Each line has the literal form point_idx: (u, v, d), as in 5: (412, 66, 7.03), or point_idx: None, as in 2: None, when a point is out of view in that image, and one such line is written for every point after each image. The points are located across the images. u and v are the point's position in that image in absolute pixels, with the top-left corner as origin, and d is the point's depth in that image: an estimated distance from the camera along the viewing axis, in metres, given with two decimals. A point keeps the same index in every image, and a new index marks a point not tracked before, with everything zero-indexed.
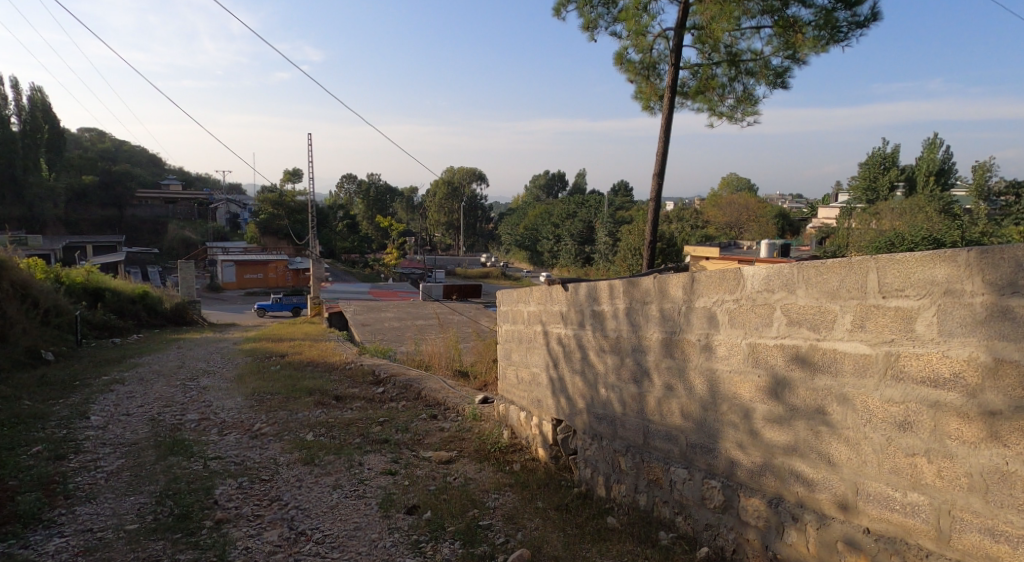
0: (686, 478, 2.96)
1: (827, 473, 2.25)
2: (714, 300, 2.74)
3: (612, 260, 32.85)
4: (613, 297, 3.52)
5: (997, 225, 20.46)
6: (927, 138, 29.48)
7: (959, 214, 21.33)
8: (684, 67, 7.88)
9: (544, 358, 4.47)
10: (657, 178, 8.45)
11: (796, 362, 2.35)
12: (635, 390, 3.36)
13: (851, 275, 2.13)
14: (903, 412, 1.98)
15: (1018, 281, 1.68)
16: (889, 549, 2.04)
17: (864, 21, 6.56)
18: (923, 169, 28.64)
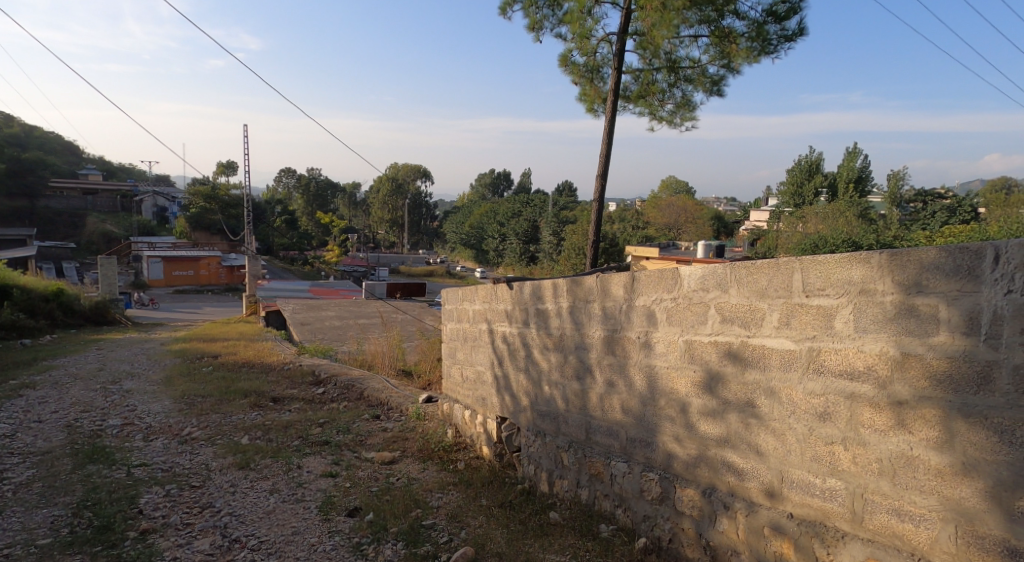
0: (626, 471, 3.06)
1: (755, 463, 2.39)
2: (653, 299, 2.85)
3: (556, 259, 33.30)
4: (556, 296, 3.59)
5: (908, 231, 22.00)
6: (850, 148, 31.38)
7: (875, 219, 22.84)
8: (627, 71, 8.10)
9: (489, 356, 4.50)
10: (600, 179, 8.64)
11: (728, 358, 2.48)
12: (578, 387, 3.44)
13: (778, 275, 2.27)
14: (823, 403, 2.13)
15: (922, 281, 1.82)
16: (809, 531, 2.18)
17: (792, 35, 6.96)
18: (844, 176, 30.45)
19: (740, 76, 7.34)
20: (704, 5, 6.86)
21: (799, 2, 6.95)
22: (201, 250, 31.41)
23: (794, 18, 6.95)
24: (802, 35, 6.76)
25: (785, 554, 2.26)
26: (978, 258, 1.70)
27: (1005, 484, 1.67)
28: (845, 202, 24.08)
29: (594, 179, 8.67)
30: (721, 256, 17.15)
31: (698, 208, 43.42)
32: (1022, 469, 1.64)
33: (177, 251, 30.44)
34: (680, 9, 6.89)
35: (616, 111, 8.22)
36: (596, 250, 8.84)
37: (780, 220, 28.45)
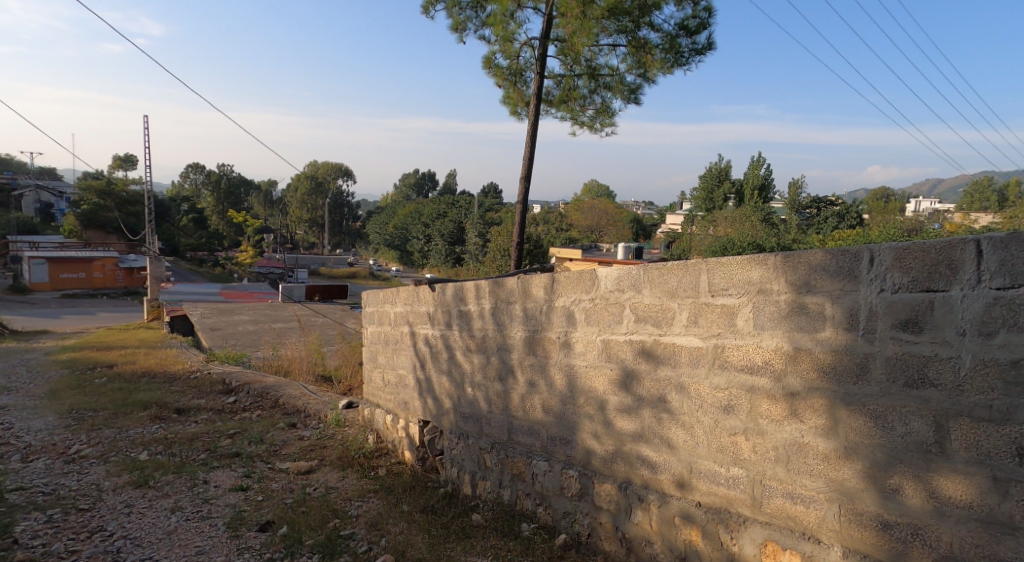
0: (546, 470, 3.12)
1: (667, 456, 2.50)
2: (572, 299, 2.92)
3: (481, 261, 33.36)
4: (479, 297, 3.60)
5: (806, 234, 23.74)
6: (755, 157, 33.59)
7: (777, 223, 24.49)
8: (549, 76, 8.25)
9: (411, 359, 4.44)
10: (524, 182, 8.74)
11: (642, 356, 2.58)
12: (500, 388, 3.47)
13: (687, 276, 2.39)
14: (727, 397, 2.25)
15: (811, 281, 1.97)
16: (715, 518, 2.30)
17: (702, 49, 7.34)
18: (750, 183, 32.44)
19: (655, 85, 7.65)
20: (621, 15, 7.10)
21: (708, 18, 7.33)
22: (95, 251, 28.94)
23: (703, 33, 7.33)
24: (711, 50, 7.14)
25: (694, 541, 2.38)
26: (856, 259, 1.85)
27: (880, 465, 1.82)
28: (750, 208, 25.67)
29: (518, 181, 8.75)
30: (639, 258, 17.80)
31: (618, 212, 44.86)
32: (893, 451, 1.78)
33: (66, 252, 27.88)
34: (599, 19, 7.10)
35: (539, 115, 8.35)
36: (521, 251, 8.92)
37: (693, 223, 29.90)
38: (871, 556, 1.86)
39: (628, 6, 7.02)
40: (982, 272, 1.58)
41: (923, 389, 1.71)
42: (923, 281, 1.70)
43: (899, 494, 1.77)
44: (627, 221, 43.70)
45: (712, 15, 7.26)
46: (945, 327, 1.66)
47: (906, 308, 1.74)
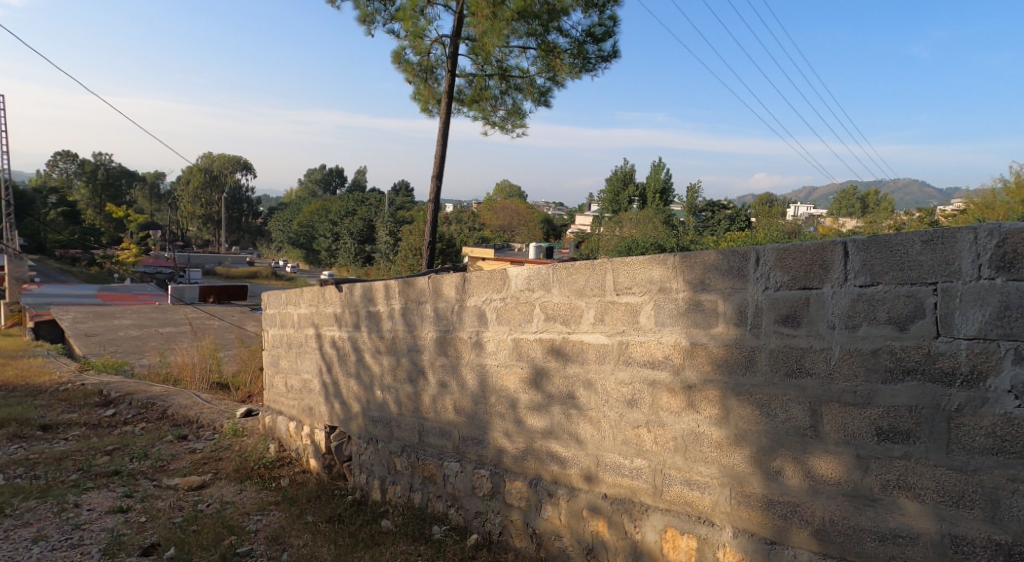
0: (458, 471, 3.10)
1: (575, 450, 2.56)
2: (483, 299, 2.93)
3: (392, 261, 32.75)
4: (388, 297, 3.52)
5: (703, 235, 25.25)
6: (656, 162, 35.37)
7: (677, 225, 25.89)
8: (460, 75, 8.22)
9: (316, 363, 4.27)
10: (435, 181, 8.65)
11: (551, 354, 2.63)
12: (410, 390, 3.40)
13: (594, 275, 2.46)
14: (631, 391, 2.34)
15: (705, 280, 2.09)
16: (620, 509, 2.38)
17: (608, 56, 7.60)
18: (652, 186, 34.00)
19: (564, 89, 7.82)
20: (530, 18, 7.20)
21: (612, 26, 7.59)
22: None
23: (609, 41, 7.59)
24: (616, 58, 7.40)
25: (600, 532, 2.45)
26: (744, 259, 1.99)
27: (765, 449, 1.96)
28: (653, 210, 26.95)
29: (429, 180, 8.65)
30: (550, 258, 18.19)
31: (529, 212, 45.60)
32: (776, 436, 1.92)
33: None
34: (509, 21, 7.15)
35: (450, 114, 8.30)
36: (432, 251, 8.81)
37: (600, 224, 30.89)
38: (757, 534, 1.99)
39: (537, 10, 7.13)
40: (848, 271, 1.74)
41: (801, 378, 1.85)
42: (801, 279, 1.85)
43: (781, 475, 1.91)
44: (537, 221, 44.52)
45: (616, 24, 7.52)
46: (818, 321, 1.81)
47: (787, 304, 1.88)
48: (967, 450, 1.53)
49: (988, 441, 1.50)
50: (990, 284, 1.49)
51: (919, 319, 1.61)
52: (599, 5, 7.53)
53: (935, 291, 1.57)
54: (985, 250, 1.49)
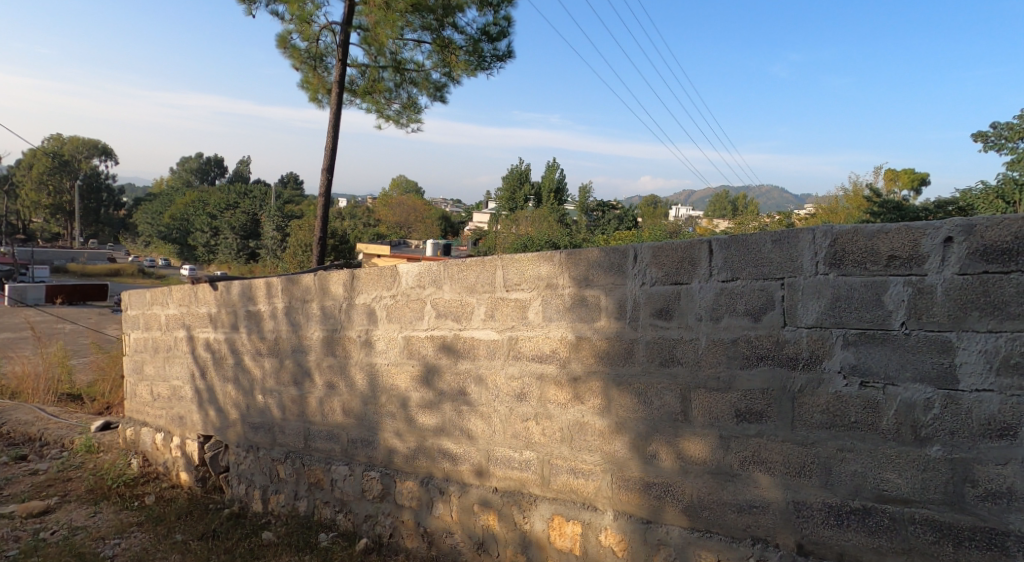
0: (346, 475, 3.01)
1: (466, 447, 2.58)
2: (373, 296, 2.87)
3: (279, 257, 31.04)
4: (270, 296, 3.34)
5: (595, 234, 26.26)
6: (551, 164, 36.42)
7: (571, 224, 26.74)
8: (351, 65, 7.92)
9: (187, 368, 3.94)
10: (326, 174, 8.29)
11: (443, 351, 2.62)
12: (295, 393, 3.25)
13: (484, 272, 2.49)
14: (520, 385, 2.39)
15: (589, 276, 2.19)
16: (510, 501, 2.43)
17: (502, 55, 7.65)
18: (547, 186, 34.85)
19: (459, 86, 7.78)
20: (425, 12, 7.10)
21: (506, 27, 7.67)
22: None
23: (503, 40, 7.64)
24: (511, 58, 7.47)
25: (491, 526, 2.48)
26: (623, 256, 2.10)
27: (642, 435, 2.08)
28: (550, 209, 27.62)
29: (319, 173, 8.28)
30: (447, 254, 18.05)
31: (426, 209, 45.11)
32: (652, 422, 2.05)
33: None
34: (403, 12, 7.01)
35: (342, 105, 7.98)
36: (324, 247, 8.44)
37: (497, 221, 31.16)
38: (634, 515, 2.12)
39: (431, 4, 7.04)
40: (713, 267, 1.89)
41: (673, 366, 1.99)
42: (672, 275, 1.99)
43: (656, 458, 2.04)
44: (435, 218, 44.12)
45: (510, 24, 7.60)
46: (687, 314, 1.96)
47: (661, 298, 2.01)
48: (807, 426, 1.73)
49: (823, 416, 1.70)
50: (825, 279, 1.68)
51: (770, 311, 1.79)
52: (494, 5, 7.58)
53: (782, 285, 1.76)
54: (821, 249, 1.69)
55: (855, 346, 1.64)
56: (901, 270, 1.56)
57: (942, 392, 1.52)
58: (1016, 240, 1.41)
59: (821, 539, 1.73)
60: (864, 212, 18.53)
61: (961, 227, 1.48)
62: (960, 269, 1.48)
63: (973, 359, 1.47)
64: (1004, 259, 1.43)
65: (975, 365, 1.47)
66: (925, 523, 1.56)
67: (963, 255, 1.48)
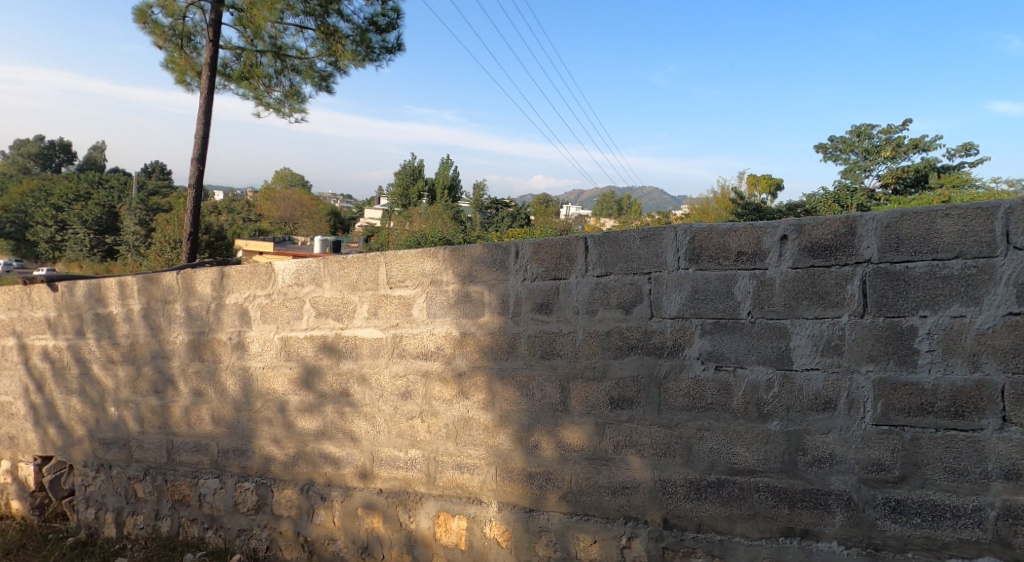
0: (216, 488, 2.80)
1: (349, 449, 2.50)
2: (246, 296, 2.69)
3: (141, 255, 28.17)
4: (124, 297, 3.02)
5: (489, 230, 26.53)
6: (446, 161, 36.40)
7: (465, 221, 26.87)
8: (224, 47, 7.34)
9: (20, 382, 3.46)
10: (196, 163, 7.62)
11: (323, 351, 2.52)
12: (155, 403, 2.96)
13: (367, 269, 2.42)
14: (405, 383, 2.35)
15: (472, 273, 2.20)
16: (396, 501, 2.39)
17: (392, 48, 7.37)
18: (442, 182, 34.70)
19: (347, 77, 7.38)
20: None
21: (396, 19, 7.38)
22: None
23: (393, 33, 7.33)
24: (401, 52, 7.17)
25: (375, 528, 2.43)
26: (506, 252, 2.14)
27: (524, 427, 2.13)
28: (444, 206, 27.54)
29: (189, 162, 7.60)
30: (337, 251, 17.43)
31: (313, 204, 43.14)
32: (533, 414, 2.11)
33: None
34: None
35: (214, 90, 7.35)
36: (195, 244, 7.77)
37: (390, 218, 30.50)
38: (517, 505, 2.17)
39: None
40: (588, 263, 1.99)
41: (553, 358, 2.06)
42: (552, 271, 2.06)
43: (538, 448, 2.11)
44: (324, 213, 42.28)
45: (400, 17, 7.33)
46: (565, 308, 2.04)
47: (541, 293, 2.08)
48: (671, 409, 1.87)
49: (685, 399, 1.85)
50: (686, 273, 1.82)
51: (638, 303, 1.91)
52: None
53: (649, 279, 1.88)
54: (682, 245, 1.83)
55: (711, 334, 1.80)
56: (747, 264, 1.74)
57: (780, 372, 1.71)
58: (836, 238, 1.62)
59: (683, 512, 1.87)
60: (729, 213, 20.24)
61: (794, 226, 1.67)
62: (793, 263, 1.67)
63: (804, 342, 1.67)
64: (827, 255, 1.63)
65: (805, 348, 1.67)
66: (767, 489, 1.75)
67: (795, 251, 1.67)
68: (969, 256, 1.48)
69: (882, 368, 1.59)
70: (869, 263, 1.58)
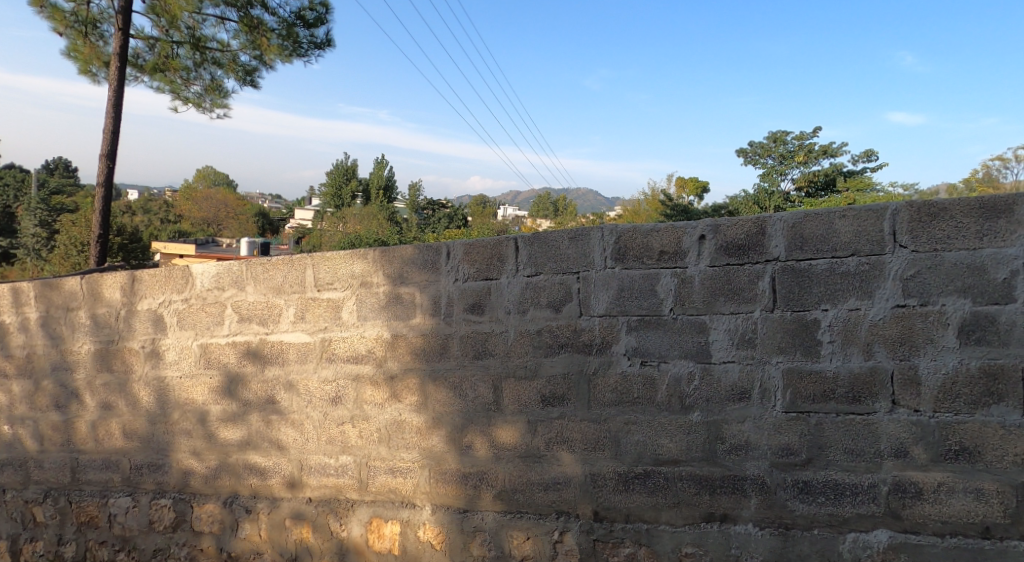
0: (129, 507, 2.63)
1: (275, 458, 2.41)
2: (160, 301, 2.54)
3: (41, 258, 25.94)
4: (19, 306, 2.77)
5: (425, 231, 26.26)
6: (380, 162, 35.81)
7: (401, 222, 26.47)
8: (136, 36, 6.89)
9: None
10: (105, 160, 7.10)
11: (247, 357, 2.42)
12: (58, 419, 2.74)
13: (292, 271, 2.34)
14: (334, 388, 2.29)
15: (404, 274, 2.18)
16: (326, 510, 2.33)
17: (322, 44, 7.10)
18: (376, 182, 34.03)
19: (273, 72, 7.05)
20: None
21: (324, 14, 7.10)
22: None
23: (322, 28, 7.05)
24: (330, 47, 6.89)
25: (305, 539, 2.35)
26: (437, 253, 2.13)
27: (458, 428, 2.13)
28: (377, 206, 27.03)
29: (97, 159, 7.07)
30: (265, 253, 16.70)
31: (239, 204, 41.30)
32: (466, 414, 2.11)
33: None
34: None
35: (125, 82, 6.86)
36: (106, 246, 7.23)
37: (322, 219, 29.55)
38: (451, 507, 2.16)
39: None
40: (519, 263, 2.01)
41: (485, 358, 2.07)
42: (483, 272, 2.06)
43: (472, 448, 2.11)
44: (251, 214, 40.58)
45: (329, 11, 7.04)
46: (497, 308, 2.05)
47: (473, 294, 2.08)
48: (600, 404, 1.92)
49: (613, 394, 1.90)
50: (612, 272, 1.88)
51: (568, 302, 1.95)
52: None
53: (577, 278, 1.93)
54: (608, 245, 1.89)
55: (637, 330, 1.86)
56: (669, 263, 1.81)
57: (700, 365, 1.79)
58: (749, 237, 1.72)
59: (612, 504, 1.93)
60: (659, 214, 20.94)
61: (710, 227, 1.76)
62: (711, 261, 1.76)
63: (721, 336, 1.76)
64: (741, 253, 1.73)
65: (723, 341, 1.76)
66: (690, 478, 1.83)
67: (712, 250, 1.76)
68: (863, 253, 1.61)
69: (790, 359, 1.70)
70: (777, 261, 1.69)
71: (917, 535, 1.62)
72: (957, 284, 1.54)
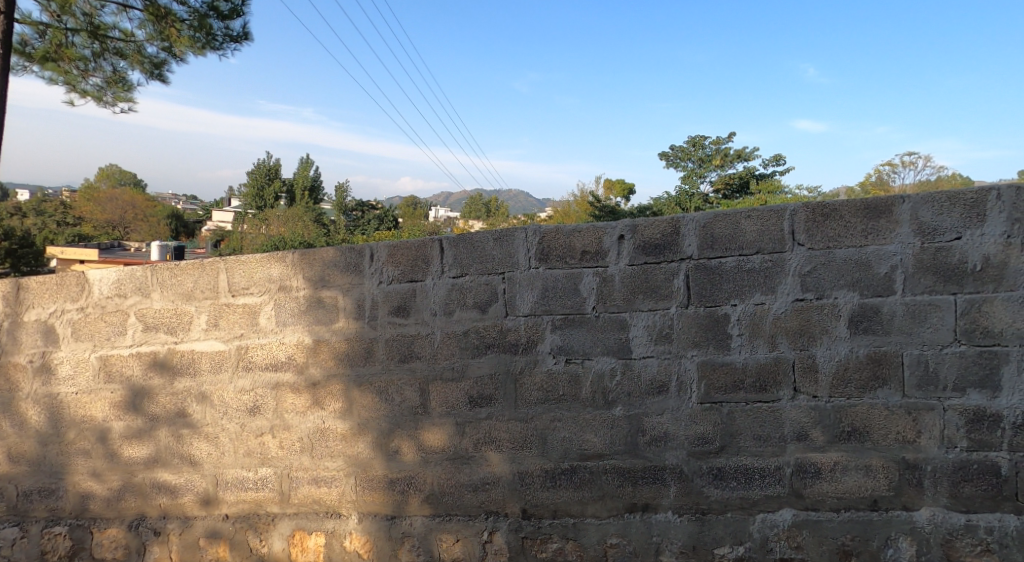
0: (17, 537, 2.39)
1: (187, 475, 2.27)
2: (52, 311, 2.34)
3: None
4: None
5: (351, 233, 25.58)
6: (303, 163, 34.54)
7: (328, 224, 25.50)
8: (22, 22, 6.27)
9: None
10: None
11: (154, 369, 2.26)
12: None
13: (204, 276, 2.22)
14: (252, 398, 2.19)
15: (325, 276, 2.11)
16: (245, 526, 2.22)
17: (238, 37, 6.64)
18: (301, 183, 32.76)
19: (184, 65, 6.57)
20: None
21: (242, 4, 6.52)
22: None
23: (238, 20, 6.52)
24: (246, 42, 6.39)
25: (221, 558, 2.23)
26: (360, 256, 2.08)
27: (384, 433, 2.08)
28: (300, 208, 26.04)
29: None
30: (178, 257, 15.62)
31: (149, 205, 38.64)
32: (393, 419, 2.07)
33: None
34: None
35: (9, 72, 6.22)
36: None
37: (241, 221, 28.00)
38: (379, 514, 2.12)
39: None
40: (444, 265, 2.00)
41: (411, 362, 2.04)
42: (408, 273, 2.04)
43: (399, 453, 2.07)
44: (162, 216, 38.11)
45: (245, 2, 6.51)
46: (422, 310, 2.03)
47: (398, 296, 2.05)
48: (526, 403, 1.94)
49: (539, 392, 1.93)
50: (536, 272, 1.91)
51: (493, 303, 1.96)
52: None
53: (503, 279, 1.94)
54: (532, 246, 1.91)
55: (561, 329, 1.90)
56: (590, 262, 1.86)
57: (621, 361, 1.85)
58: (664, 237, 1.79)
59: (540, 501, 1.96)
60: (587, 215, 21.42)
61: (629, 227, 1.82)
62: (630, 261, 1.82)
63: (640, 332, 1.83)
64: (657, 252, 1.80)
65: (642, 337, 1.83)
66: (613, 471, 1.89)
67: (631, 249, 1.82)
68: (766, 251, 1.72)
69: (704, 352, 1.78)
70: (691, 260, 1.77)
71: (817, 511, 1.75)
72: (847, 279, 1.67)
